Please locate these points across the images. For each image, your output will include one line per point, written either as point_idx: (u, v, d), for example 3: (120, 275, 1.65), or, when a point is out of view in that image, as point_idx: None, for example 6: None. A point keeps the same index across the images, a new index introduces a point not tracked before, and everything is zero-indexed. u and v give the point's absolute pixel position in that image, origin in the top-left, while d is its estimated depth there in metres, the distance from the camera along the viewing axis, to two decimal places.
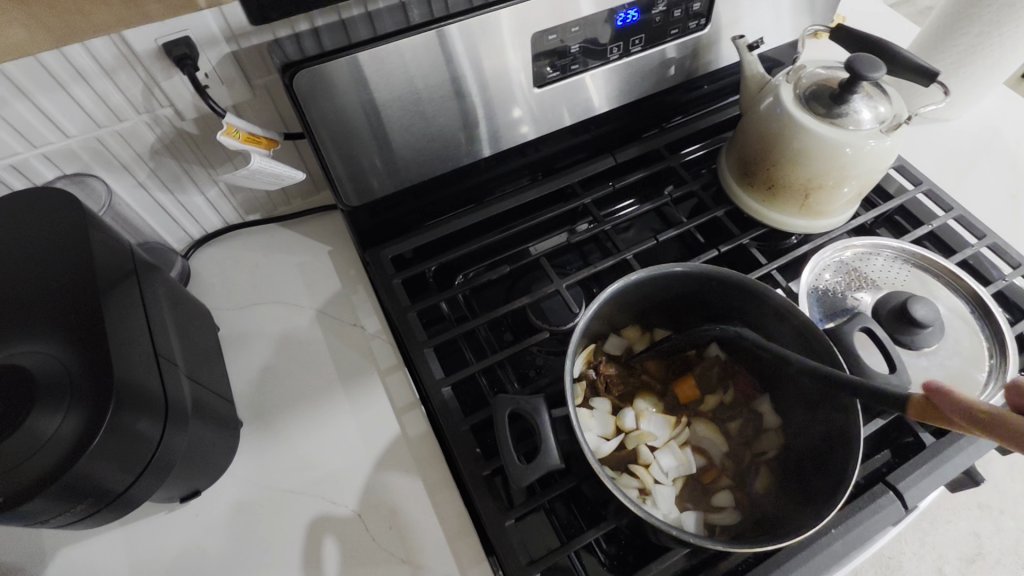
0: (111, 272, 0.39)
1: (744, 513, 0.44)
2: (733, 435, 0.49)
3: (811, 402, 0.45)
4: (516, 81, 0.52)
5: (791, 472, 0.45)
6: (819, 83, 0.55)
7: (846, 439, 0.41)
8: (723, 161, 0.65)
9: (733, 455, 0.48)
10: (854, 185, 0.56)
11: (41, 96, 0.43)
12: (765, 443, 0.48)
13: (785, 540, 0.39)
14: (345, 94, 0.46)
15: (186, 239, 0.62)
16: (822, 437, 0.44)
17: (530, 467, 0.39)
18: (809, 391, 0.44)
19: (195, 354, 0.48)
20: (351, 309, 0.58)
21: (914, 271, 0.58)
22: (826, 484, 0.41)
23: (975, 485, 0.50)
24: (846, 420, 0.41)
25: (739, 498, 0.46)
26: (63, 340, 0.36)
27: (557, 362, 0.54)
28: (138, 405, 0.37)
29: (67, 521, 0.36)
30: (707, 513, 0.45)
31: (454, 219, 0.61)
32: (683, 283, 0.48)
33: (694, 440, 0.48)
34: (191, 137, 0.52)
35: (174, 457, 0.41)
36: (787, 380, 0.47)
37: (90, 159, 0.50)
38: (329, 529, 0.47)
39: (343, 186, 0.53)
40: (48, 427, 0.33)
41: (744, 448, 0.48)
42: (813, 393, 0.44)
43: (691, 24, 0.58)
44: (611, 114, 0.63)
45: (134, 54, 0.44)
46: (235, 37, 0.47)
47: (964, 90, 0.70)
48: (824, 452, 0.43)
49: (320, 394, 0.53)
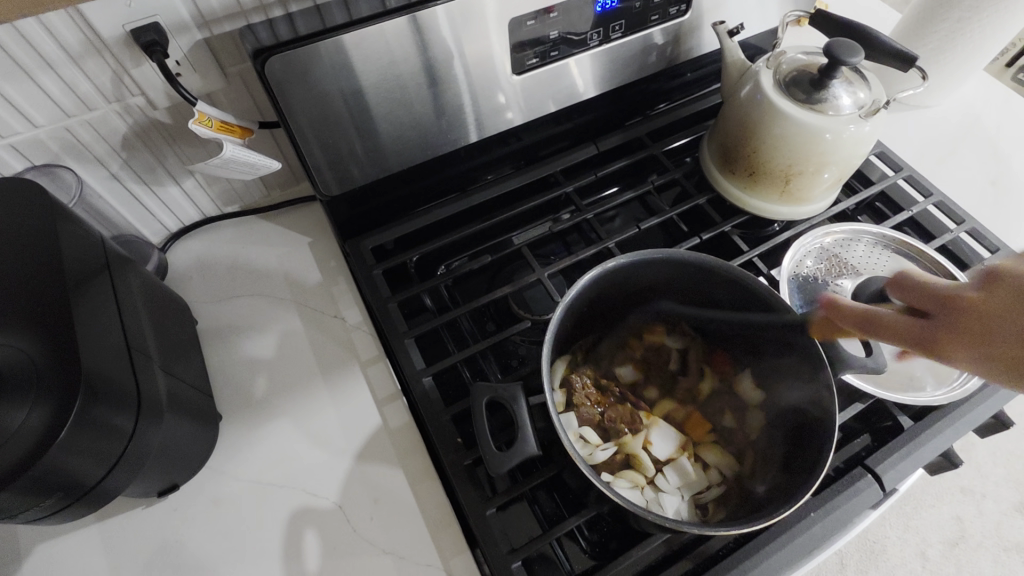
0: (78, 264, 0.38)
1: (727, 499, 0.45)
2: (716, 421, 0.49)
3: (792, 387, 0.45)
4: (497, 67, 0.52)
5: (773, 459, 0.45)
6: (799, 69, 0.55)
7: (821, 423, 0.41)
8: (705, 149, 0.64)
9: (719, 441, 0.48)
10: (835, 170, 0.56)
11: (5, 84, 0.42)
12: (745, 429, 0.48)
13: (762, 522, 0.39)
14: (319, 80, 0.45)
15: (164, 232, 0.61)
16: (800, 418, 0.44)
17: (509, 455, 0.39)
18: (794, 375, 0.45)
19: (170, 346, 0.47)
20: (333, 301, 0.58)
21: (894, 257, 0.58)
22: (803, 465, 0.41)
23: (954, 467, 0.50)
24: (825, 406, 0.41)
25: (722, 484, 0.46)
26: (27, 332, 0.35)
27: (539, 351, 0.54)
28: (108, 396, 0.36)
29: (37, 516, 0.35)
30: (697, 496, 0.45)
31: (435, 209, 0.61)
32: (661, 271, 0.48)
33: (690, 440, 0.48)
34: (165, 127, 0.52)
35: (148, 450, 0.40)
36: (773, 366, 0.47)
37: (60, 150, 0.49)
38: (310, 522, 0.46)
39: (321, 175, 0.52)
40: (13, 420, 0.33)
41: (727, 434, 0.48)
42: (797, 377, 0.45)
43: (672, 10, 0.58)
44: (594, 101, 0.63)
45: (101, 40, 0.43)
46: (207, 23, 0.46)
47: (945, 76, 0.70)
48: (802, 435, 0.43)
49: (300, 387, 0.53)
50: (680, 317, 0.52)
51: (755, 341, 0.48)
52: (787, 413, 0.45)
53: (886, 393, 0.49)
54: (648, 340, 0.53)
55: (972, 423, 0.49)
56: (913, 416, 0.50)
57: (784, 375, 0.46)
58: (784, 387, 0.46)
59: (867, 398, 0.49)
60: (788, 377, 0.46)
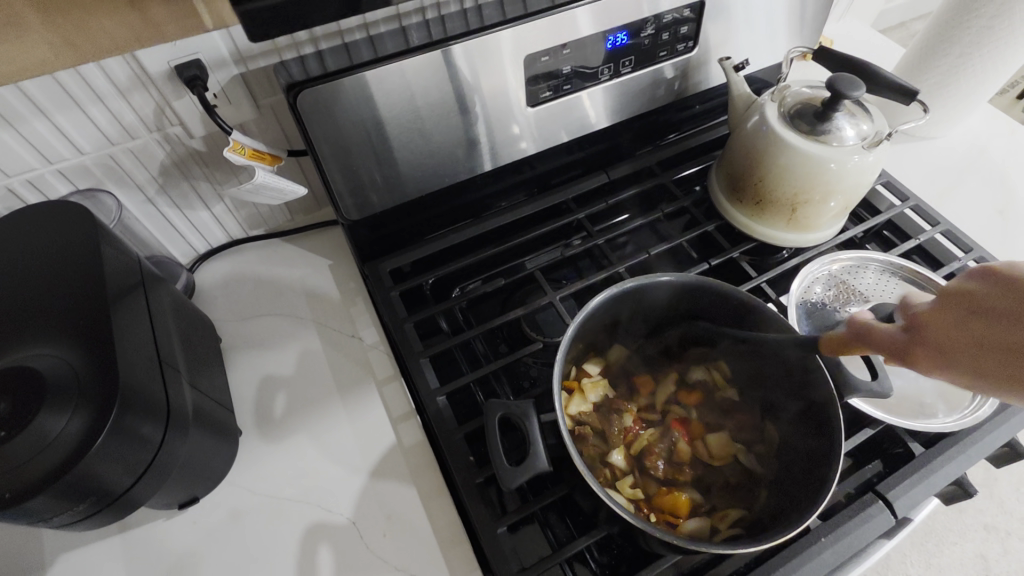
0: (117, 274, 0.41)
1: (719, 531, 0.44)
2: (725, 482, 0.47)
3: (800, 445, 0.45)
4: (513, 100, 0.54)
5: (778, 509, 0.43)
6: (803, 103, 0.57)
7: (826, 461, 0.41)
8: (713, 178, 0.66)
9: (729, 495, 0.46)
10: (840, 199, 0.58)
11: (58, 114, 0.45)
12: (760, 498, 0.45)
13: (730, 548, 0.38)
14: (346, 112, 0.48)
15: (192, 254, 0.64)
16: (805, 464, 0.43)
17: (520, 470, 0.40)
18: (806, 421, 0.45)
19: (197, 362, 0.49)
20: (350, 321, 0.60)
21: (902, 284, 0.59)
22: (794, 509, 0.41)
23: (968, 497, 0.50)
24: (831, 448, 0.41)
25: (693, 526, 0.44)
26: (70, 346, 0.38)
27: (551, 372, 0.55)
28: (141, 409, 0.38)
29: (68, 521, 0.37)
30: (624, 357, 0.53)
31: (450, 234, 0.63)
32: (690, 303, 0.49)
33: (680, 466, 0.48)
34: (199, 154, 0.55)
35: (173, 461, 0.42)
36: (789, 415, 0.47)
37: (102, 174, 0.52)
38: (325, 537, 0.47)
39: (343, 201, 0.55)
40: (54, 427, 0.35)
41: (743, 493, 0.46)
42: (807, 422, 0.45)
43: (679, 46, 0.60)
44: (604, 132, 0.65)
45: (147, 75, 0.46)
46: (243, 60, 0.49)
47: (950, 110, 0.72)
48: (795, 481, 0.43)
49: (318, 404, 0.55)
50: (738, 371, 0.51)
51: (784, 401, 0.48)
52: (787, 467, 0.45)
53: (897, 419, 0.49)
54: (711, 395, 0.52)
55: (984, 451, 0.49)
56: (925, 443, 0.50)
57: (797, 426, 0.46)
58: (793, 425, 0.46)
59: (877, 424, 0.50)
60: (804, 429, 0.45)
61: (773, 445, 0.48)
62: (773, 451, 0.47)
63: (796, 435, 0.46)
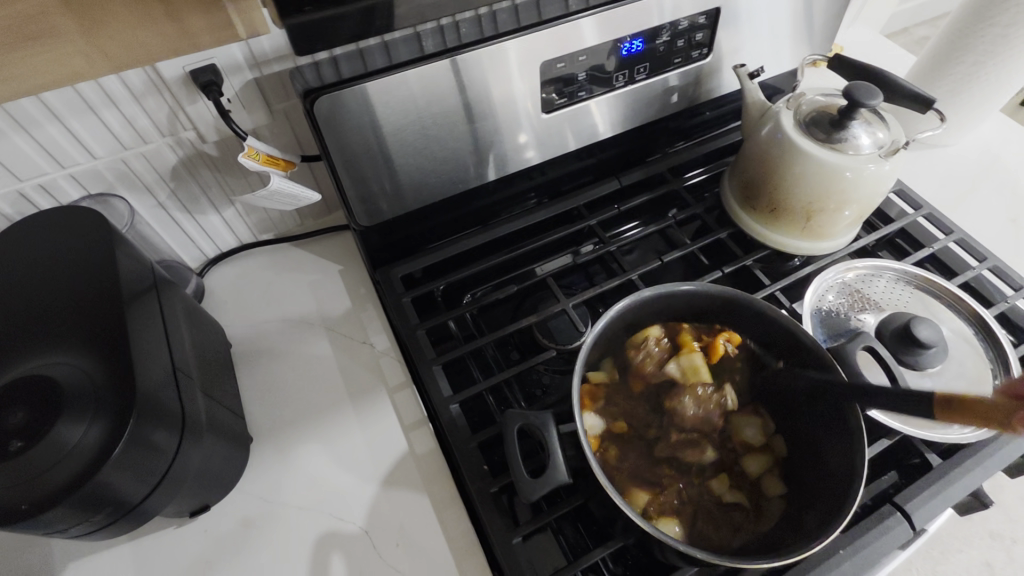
0: (131, 280, 0.41)
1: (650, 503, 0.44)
2: (731, 465, 0.47)
3: (821, 473, 0.44)
4: (527, 106, 0.54)
5: (782, 536, 0.42)
6: (818, 110, 0.56)
7: (846, 486, 0.41)
8: (726, 185, 0.66)
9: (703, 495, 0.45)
10: (855, 208, 0.57)
11: (73, 119, 0.45)
12: (767, 513, 0.45)
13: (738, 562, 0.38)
14: (361, 118, 0.48)
15: (201, 258, 0.64)
16: (827, 484, 0.43)
17: (539, 481, 0.39)
18: (826, 443, 0.44)
19: (209, 368, 0.48)
20: (361, 327, 0.59)
21: (916, 292, 0.58)
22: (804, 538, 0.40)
23: (983, 508, 0.49)
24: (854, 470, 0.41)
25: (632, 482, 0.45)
26: (86, 353, 0.37)
27: (563, 379, 0.55)
28: (157, 417, 0.37)
29: (83, 531, 0.36)
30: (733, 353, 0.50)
31: (462, 240, 0.63)
32: (714, 314, 0.50)
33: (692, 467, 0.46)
34: (211, 159, 0.54)
35: (187, 469, 0.42)
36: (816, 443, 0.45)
37: (114, 179, 0.51)
38: (337, 546, 0.47)
39: (354, 207, 0.55)
40: (72, 437, 0.34)
41: (749, 487, 0.46)
42: (827, 444, 0.44)
43: (693, 54, 0.60)
44: (616, 138, 0.65)
45: (162, 80, 0.46)
46: (258, 65, 0.49)
47: (963, 118, 0.72)
48: (814, 501, 0.43)
49: (330, 411, 0.54)
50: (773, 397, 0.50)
51: (802, 421, 0.47)
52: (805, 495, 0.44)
53: (914, 430, 0.49)
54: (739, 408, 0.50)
55: (1000, 463, 0.49)
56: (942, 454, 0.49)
57: (818, 449, 0.45)
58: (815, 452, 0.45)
59: (893, 435, 0.49)
60: (825, 441, 0.44)
61: (794, 467, 0.46)
62: (786, 457, 0.47)
63: (816, 458, 0.45)
